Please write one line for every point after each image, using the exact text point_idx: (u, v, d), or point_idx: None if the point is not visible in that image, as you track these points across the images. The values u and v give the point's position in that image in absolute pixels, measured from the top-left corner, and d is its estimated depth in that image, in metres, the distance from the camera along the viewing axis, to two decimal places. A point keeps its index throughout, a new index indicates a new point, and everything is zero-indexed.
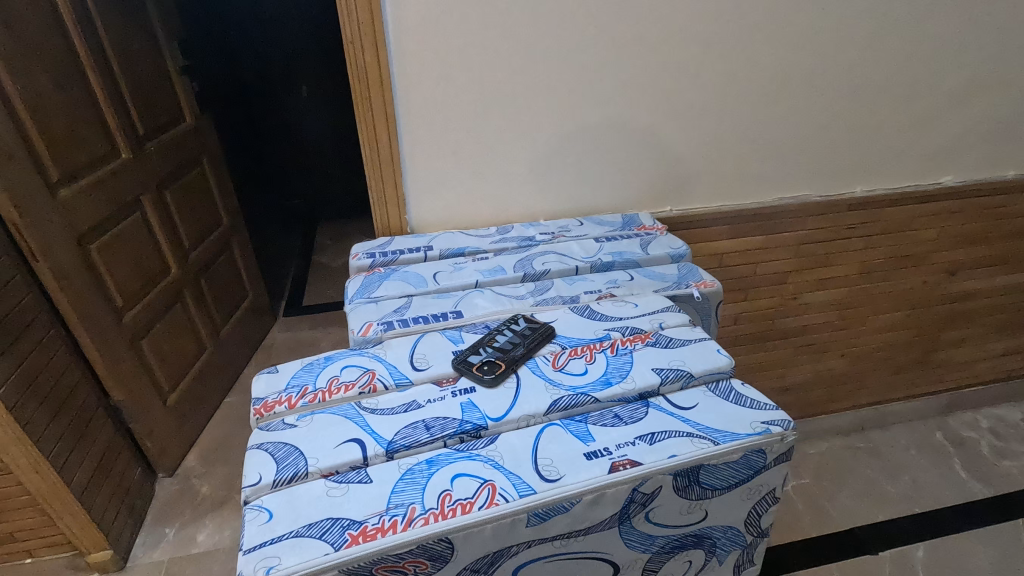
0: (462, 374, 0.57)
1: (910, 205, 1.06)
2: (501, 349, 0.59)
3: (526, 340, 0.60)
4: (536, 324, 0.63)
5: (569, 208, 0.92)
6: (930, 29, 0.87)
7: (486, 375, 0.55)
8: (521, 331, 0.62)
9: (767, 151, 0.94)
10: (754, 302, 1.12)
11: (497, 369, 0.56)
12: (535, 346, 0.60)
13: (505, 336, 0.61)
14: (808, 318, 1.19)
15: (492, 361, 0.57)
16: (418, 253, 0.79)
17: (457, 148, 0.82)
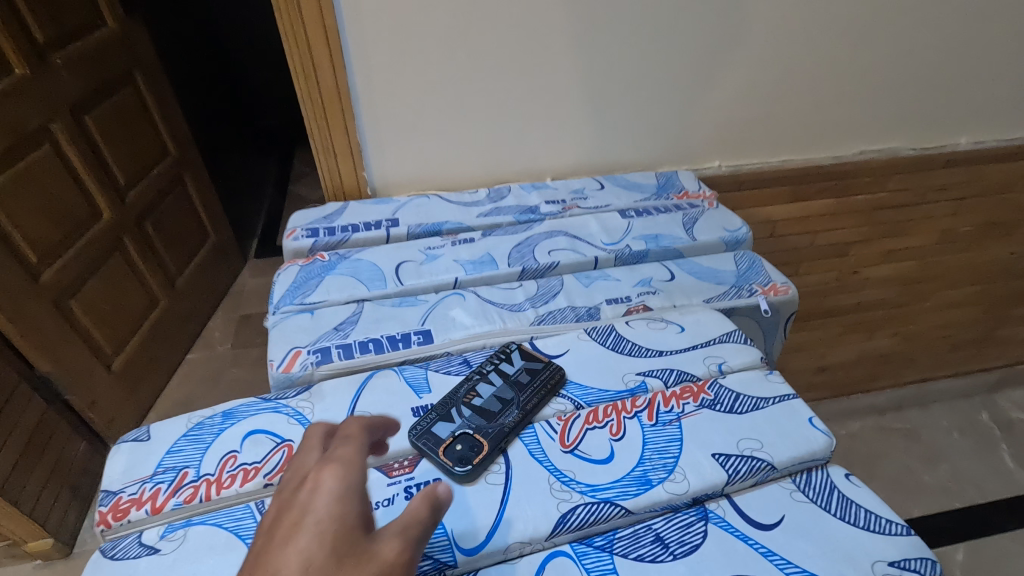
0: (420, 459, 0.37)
1: (1021, 162, 0.83)
2: (484, 413, 0.39)
3: (522, 395, 0.40)
4: (537, 362, 0.43)
5: (586, 163, 0.69)
6: None
7: (459, 464, 0.36)
8: (515, 377, 0.42)
9: (856, 89, 0.70)
10: (804, 277, 0.91)
11: (477, 452, 0.37)
12: (535, 404, 0.40)
13: (490, 388, 0.41)
14: (865, 295, 0.98)
15: (469, 437, 0.37)
16: (377, 231, 0.58)
17: (435, 76, 0.58)
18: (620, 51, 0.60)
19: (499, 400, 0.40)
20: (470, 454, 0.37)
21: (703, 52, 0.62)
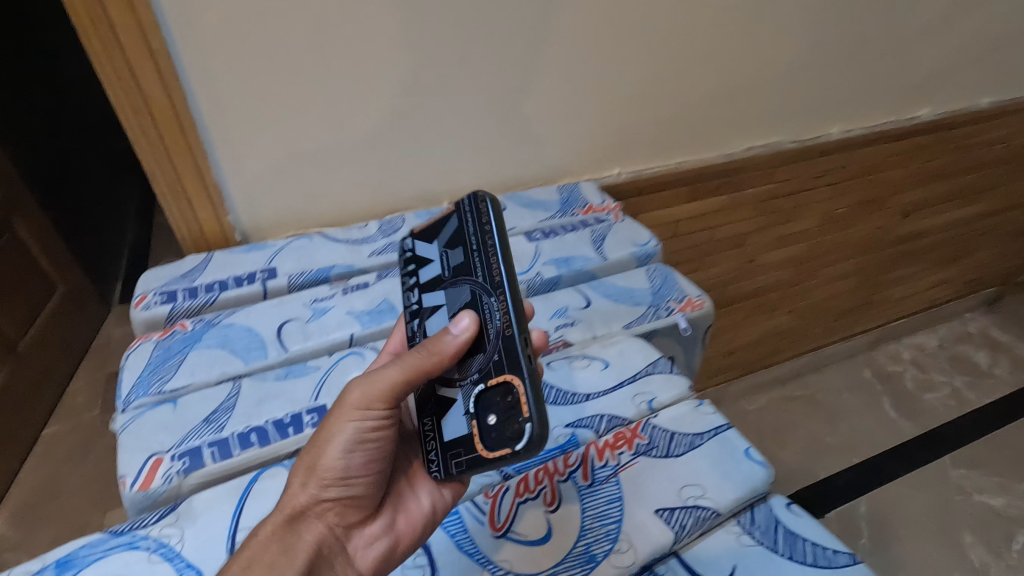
0: (449, 473, 0.31)
1: (882, 145, 0.91)
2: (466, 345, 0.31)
3: (477, 275, 0.32)
4: (452, 225, 0.34)
5: (486, 182, 0.65)
6: None
7: (513, 428, 0.28)
8: (450, 268, 0.34)
9: (739, 88, 0.71)
10: (708, 272, 0.92)
11: (500, 395, 0.29)
12: (494, 267, 0.31)
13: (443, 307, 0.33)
14: (764, 279, 1.03)
15: (460, 397, 0.31)
16: (250, 286, 0.49)
17: (302, 100, 0.51)
18: (515, 59, 0.56)
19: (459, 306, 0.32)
20: (475, 418, 0.30)
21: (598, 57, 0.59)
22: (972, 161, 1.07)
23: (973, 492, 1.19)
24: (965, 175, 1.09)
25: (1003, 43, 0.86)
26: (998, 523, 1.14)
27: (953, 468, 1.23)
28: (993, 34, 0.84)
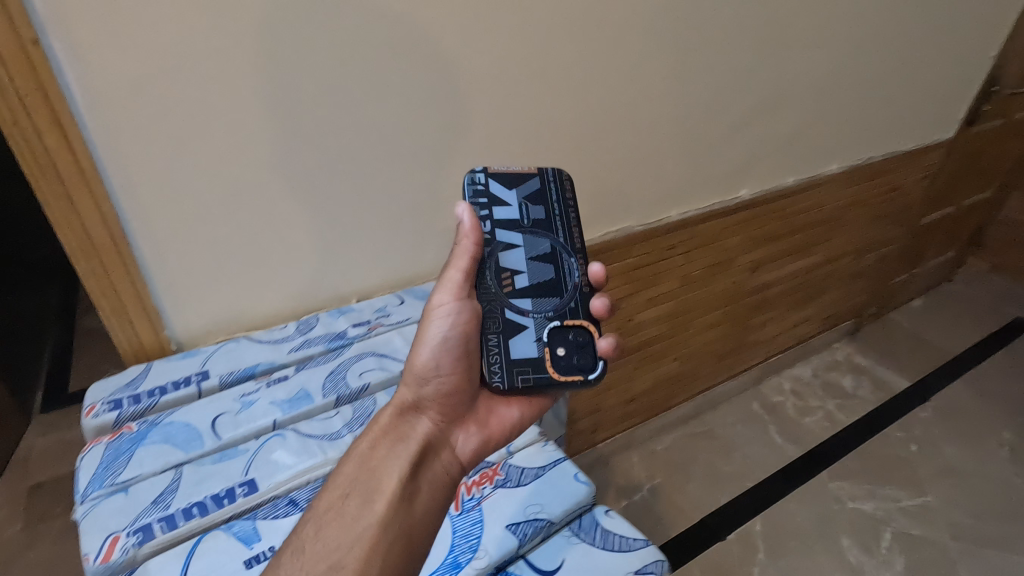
0: (514, 382, 0.52)
1: (718, 219, 1.13)
2: (546, 302, 0.54)
3: (557, 237, 0.55)
4: (533, 189, 0.56)
5: (387, 281, 0.79)
6: (716, 64, 0.90)
7: (575, 352, 0.53)
8: (529, 219, 0.55)
9: (587, 189, 0.90)
10: None
11: (574, 335, 0.54)
12: (571, 237, 0.56)
13: (528, 270, 0.54)
14: (645, 335, 1.21)
15: (534, 326, 0.53)
16: (187, 389, 0.60)
17: (227, 237, 0.64)
18: (400, 189, 0.72)
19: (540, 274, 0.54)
20: (547, 347, 0.53)
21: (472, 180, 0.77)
22: (799, 224, 1.31)
23: (848, 500, 1.37)
24: (796, 235, 1.33)
25: (793, 138, 1.12)
26: (869, 526, 1.32)
27: (831, 481, 1.41)
28: (782, 133, 1.09)
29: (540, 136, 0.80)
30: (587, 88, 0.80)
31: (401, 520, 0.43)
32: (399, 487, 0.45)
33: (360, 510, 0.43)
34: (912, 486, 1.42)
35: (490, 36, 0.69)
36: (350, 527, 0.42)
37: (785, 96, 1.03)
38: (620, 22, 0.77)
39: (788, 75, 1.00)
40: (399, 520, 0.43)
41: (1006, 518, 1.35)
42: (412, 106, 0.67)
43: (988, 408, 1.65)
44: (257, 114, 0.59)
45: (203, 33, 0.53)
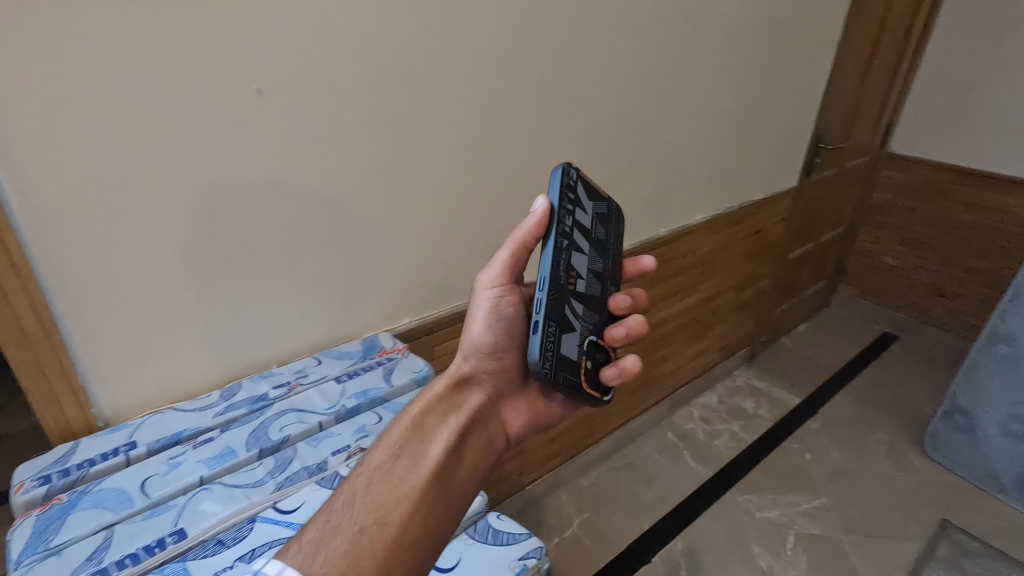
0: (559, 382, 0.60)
1: None
2: (591, 316, 0.67)
3: (608, 264, 0.70)
4: (599, 218, 0.72)
5: (308, 345, 0.89)
6: (578, 142, 1.09)
7: (598, 365, 0.66)
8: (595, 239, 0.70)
9: (482, 252, 1.04)
10: None
11: (601, 349, 0.66)
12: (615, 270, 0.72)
13: (587, 279, 0.67)
14: None
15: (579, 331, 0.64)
16: (115, 458, 0.65)
17: (152, 315, 0.72)
18: (313, 262, 0.84)
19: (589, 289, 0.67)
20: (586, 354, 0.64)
21: (377, 249, 0.90)
22: (679, 267, 1.51)
23: (755, 510, 1.51)
24: (677, 275, 1.52)
25: (658, 195, 1.33)
26: (775, 531, 1.46)
27: (739, 495, 1.56)
28: (648, 192, 1.30)
29: (436, 210, 0.94)
30: (472, 168, 0.96)
31: (440, 480, 0.56)
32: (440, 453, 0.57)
33: (408, 469, 0.55)
34: (808, 491, 1.58)
35: (380, 131, 0.83)
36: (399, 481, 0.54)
37: (643, 163, 1.24)
38: (493, 113, 0.94)
39: (641, 146, 1.22)
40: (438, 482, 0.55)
41: (887, 508, 1.53)
42: (317, 191, 0.80)
43: (866, 414, 1.87)
44: (178, 207, 0.69)
45: (130, 145, 0.63)
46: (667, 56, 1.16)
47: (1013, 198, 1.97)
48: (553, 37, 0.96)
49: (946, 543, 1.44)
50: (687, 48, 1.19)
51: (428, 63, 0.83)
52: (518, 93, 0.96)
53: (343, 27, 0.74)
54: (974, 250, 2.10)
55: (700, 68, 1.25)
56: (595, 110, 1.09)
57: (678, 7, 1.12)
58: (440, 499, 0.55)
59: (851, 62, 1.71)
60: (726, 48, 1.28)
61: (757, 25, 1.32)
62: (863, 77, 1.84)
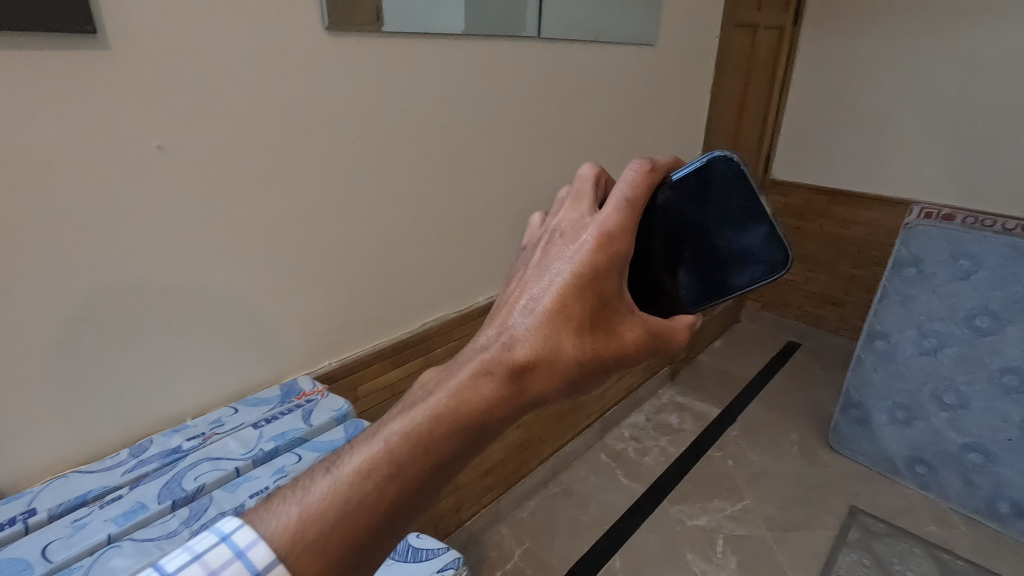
0: None
1: None
2: None
3: None
4: None
5: (225, 394, 0.90)
6: (480, 184, 1.22)
7: None
8: None
9: (398, 290, 1.12)
10: None
11: None
12: None
13: None
14: None
15: None
16: (12, 527, 0.62)
17: (54, 373, 0.71)
18: (227, 311, 0.86)
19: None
20: None
21: (293, 292, 0.94)
22: None
23: (686, 519, 1.59)
24: None
25: None
26: (706, 537, 1.53)
27: (671, 507, 1.63)
28: None
29: (350, 251, 1.01)
30: (382, 210, 1.04)
31: None
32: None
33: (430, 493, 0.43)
34: (732, 495, 1.68)
35: (289, 182, 0.88)
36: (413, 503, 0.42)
37: (540, 199, 1.38)
38: (398, 159, 1.03)
39: (537, 184, 1.36)
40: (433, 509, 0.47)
41: (803, 502, 1.65)
42: (229, 238, 0.83)
43: (778, 417, 2.02)
44: (82, 262, 0.70)
45: (29, 204, 0.65)
46: (552, 104, 1.33)
47: (875, 213, 2.26)
48: (450, 90, 1.08)
49: (856, 528, 1.56)
50: (569, 97, 1.36)
51: (332, 118, 0.91)
52: (420, 141, 1.06)
53: (250, 86, 0.79)
54: (851, 261, 2.36)
55: (582, 117, 1.42)
56: (493, 153, 1.22)
57: (557, 62, 1.30)
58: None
59: (724, 103, 1.95)
60: (605, 96, 1.47)
61: (630, 75, 1.53)
62: (738, 116, 2.09)
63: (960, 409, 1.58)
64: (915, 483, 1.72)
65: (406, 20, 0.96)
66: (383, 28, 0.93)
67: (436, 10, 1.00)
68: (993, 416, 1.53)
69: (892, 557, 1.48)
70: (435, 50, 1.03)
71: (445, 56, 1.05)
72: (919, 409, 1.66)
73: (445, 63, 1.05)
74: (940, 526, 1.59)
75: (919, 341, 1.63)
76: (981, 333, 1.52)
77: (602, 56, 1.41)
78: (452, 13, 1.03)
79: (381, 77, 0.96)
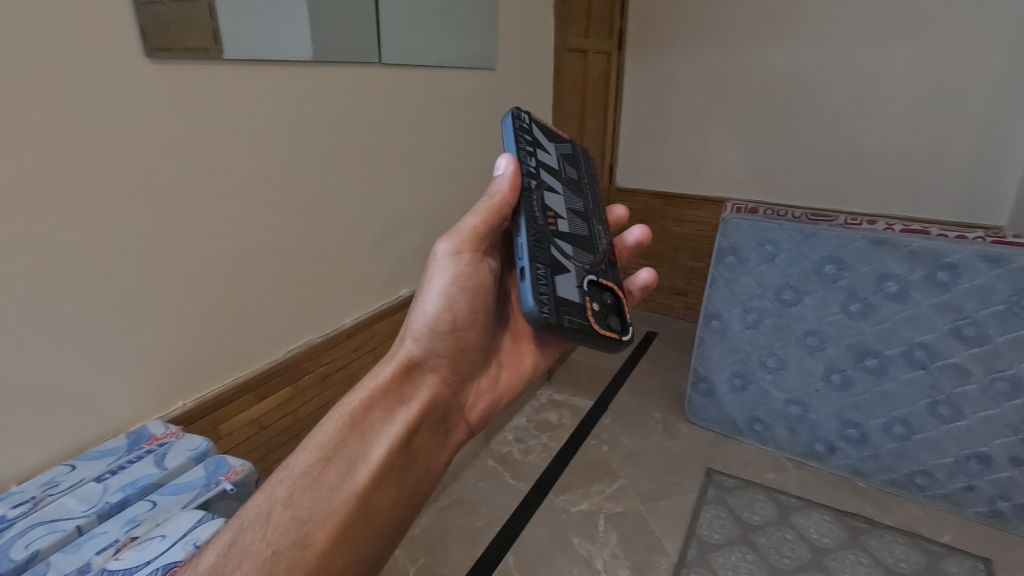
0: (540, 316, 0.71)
1: (391, 316, 1.47)
2: (580, 253, 0.82)
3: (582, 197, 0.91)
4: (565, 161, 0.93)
5: (60, 450, 0.83)
6: (335, 209, 1.26)
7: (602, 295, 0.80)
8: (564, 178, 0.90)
9: (257, 319, 1.11)
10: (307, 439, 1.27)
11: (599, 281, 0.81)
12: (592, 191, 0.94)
13: (564, 216, 0.83)
14: None
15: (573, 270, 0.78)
16: None
17: None
18: (56, 354, 0.80)
19: (576, 224, 0.85)
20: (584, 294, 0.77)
21: (138, 332, 0.90)
22: None
23: (571, 506, 1.69)
24: None
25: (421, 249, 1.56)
26: (588, 519, 1.65)
27: (556, 498, 1.73)
28: (412, 247, 1.52)
29: (199, 284, 0.98)
30: (230, 238, 1.02)
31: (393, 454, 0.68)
32: (380, 457, 0.67)
33: (339, 477, 0.65)
34: (609, 476, 1.82)
35: (117, 216, 0.84)
36: (330, 487, 0.64)
37: (399, 218, 1.45)
38: (244, 186, 1.02)
39: (394, 205, 1.43)
40: (386, 488, 0.67)
41: (668, 473, 1.84)
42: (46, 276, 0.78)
43: (643, 400, 2.23)
44: None
45: None
46: (401, 126, 1.39)
47: (702, 211, 2.60)
48: (292, 115, 1.09)
49: (713, 486, 1.78)
50: (418, 119, 1.44)
51: (161, 146, 0.88)
52: (265, 167, 1.06)
53: (63, 113, 0.76)
54: (688, 255, 2.69)
55: (433, 137, 1.51)
56: (343, 175, 1.25)
57: (402, 86, 1.37)
58: (389, 504, 0.66)
59: (566, 119, 2.14)
60: (453, 116, 1.56)
61: (477, 97, 1.64)
62: (581, 132, 2.31)
63: (780, 370, 1.87)
64: (755, 439, 1.99)
65: (246, 46, 0.97)
66: (223, 53, 0.94)
67: (274, 37, 1.02)
68: (803, 372, 1.83)
69: (743, 506, 1.70)
70: (274, 75, 1.04)
71: (284, 82, 1.06)
72: (750, 374, 1.94)
73: (285, 90, 1.07)
74: (776, 472, 1.86)
75: (744, 317, 1.91)
76: (787, 304, 1.82)
77: (445, 78, 1.50)
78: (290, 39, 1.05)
79: (217, 104, 0.95)
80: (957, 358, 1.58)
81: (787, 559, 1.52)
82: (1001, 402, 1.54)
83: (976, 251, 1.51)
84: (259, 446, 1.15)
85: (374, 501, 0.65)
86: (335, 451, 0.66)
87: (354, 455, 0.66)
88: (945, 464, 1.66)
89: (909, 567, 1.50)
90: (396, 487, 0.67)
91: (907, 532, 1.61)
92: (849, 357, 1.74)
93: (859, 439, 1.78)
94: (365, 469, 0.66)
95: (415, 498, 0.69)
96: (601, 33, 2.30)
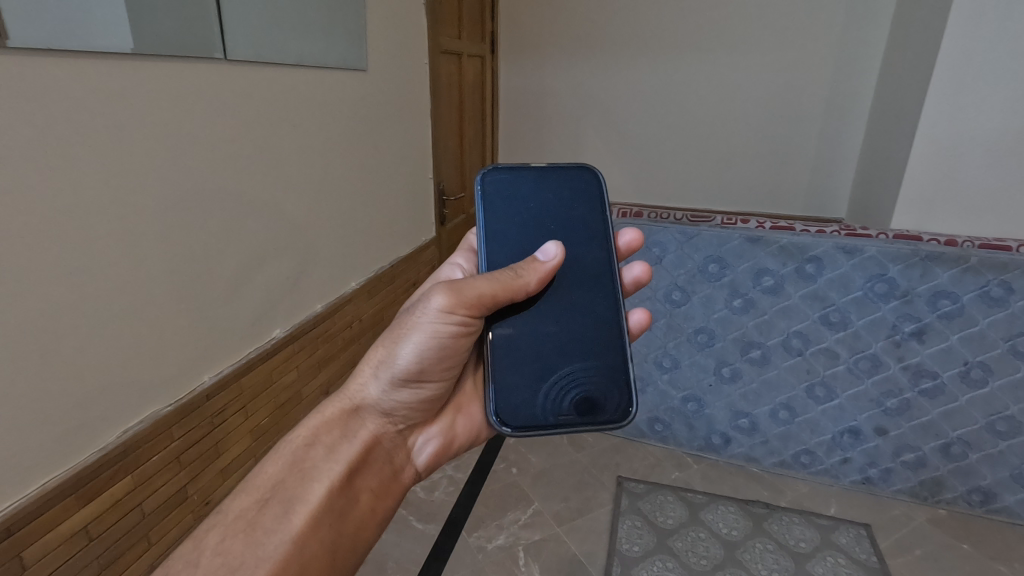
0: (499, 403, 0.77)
1: (262, 364, 1.27)
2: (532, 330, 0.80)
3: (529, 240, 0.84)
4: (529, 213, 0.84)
5: None
6: (178, 240, 1.04)
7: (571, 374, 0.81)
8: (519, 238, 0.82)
9: (73, 397, 0.89)
10: (161, 538, 1.08)
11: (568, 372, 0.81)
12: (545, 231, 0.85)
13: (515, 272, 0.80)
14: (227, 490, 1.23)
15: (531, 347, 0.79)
16: None
17: None
18: None
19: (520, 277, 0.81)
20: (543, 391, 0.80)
21: None
22: (347, 336, 1.58)
23: (487, 544, 1.57)
24: (338, 340, 1.54)
25: (294, 278, 1.35)
26: (507, 554, 1.54)
27: (470, 537, 1.59)
28: (283, 277, 1.31)
29: None
30: (13, 292, 0.79)
31: (324, 512, 0.69)
32: (324, 498, 0.70)
33: (276, 519, 0.66)
34: (523, 502, 1.72)
35: None
36: (266, 531, 0.65)
37: (263, 244, 1.24)
38: (35, 220, 0.81)
39: (257, 227, 1.22)
40: (328, 531, 0.69)
41: (580, 488, 1.79)
42: None
43: None
44: None
45: None
46: (257, 136, 1.19)
47: None
48: None
49: (626, 496, 1.76)
50: (278, 127, 1.24)
51: None
52: (61, 195, 0.84)
53: None
54: None
55: (299, 149, 1.31)
56: (183, 194, 1.04)
57: (253, 88, 1.17)
58: (330, 543, 0.68)
59: (444, 126, 2.03)
60: (322, 122, 1.37)
61: (347, 99, 1.46)
62: (461, 139, 2.20)
63: (676, 370, 1.92)
64: (656, 439, 2.02)
65: (43, 30, 0.78)
66: (9, 42, 0.74)
67: (79, 22, 0.82)
68: (696, 369, 1.89)
69: (656, 511, 1.70)
70: (71, 72, 0.83)
71: (87, 83, 0.86)
72: (648, 376, 1.96)
73: (90, 94, 0.86)
74: (680, 470, 1.90)
75: None
76: (676, 305, 1.86)
77: (309, 79, 1.31)
78: (118, 27, 0.88)
79: None
80: (827, 342, 1.71)
81: (705, 560, 1.53)
82: (864, 379, 1.69)
83: (835, 244, 1.62)
84: (88, 564, 0.94)
85: (311, 544, 0.67)
86: (274, 495, 0.69)
87: (290, 498, 0.69)
88: (823, 442, 1.80)
89: (807, 546, 1.59)
90: (339, 529, 0.70)
91: (801, 510, 1.72)
92: (736, 351, 1.82)
93: (750, 428, 1.88)
94: (302, 510, 0.68)
95: (356, 540, 0.72)
96: (474, 35, 2.20)
